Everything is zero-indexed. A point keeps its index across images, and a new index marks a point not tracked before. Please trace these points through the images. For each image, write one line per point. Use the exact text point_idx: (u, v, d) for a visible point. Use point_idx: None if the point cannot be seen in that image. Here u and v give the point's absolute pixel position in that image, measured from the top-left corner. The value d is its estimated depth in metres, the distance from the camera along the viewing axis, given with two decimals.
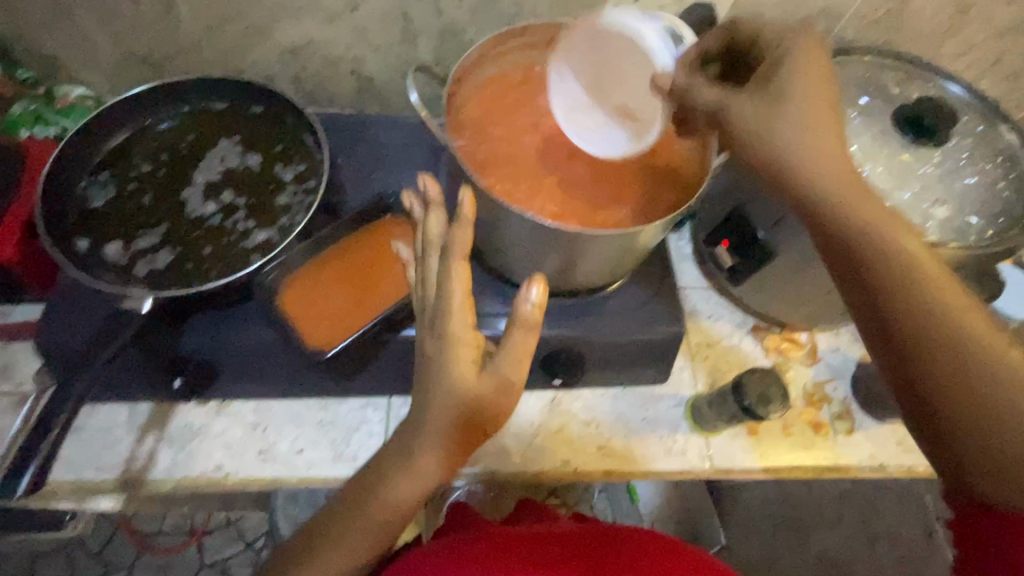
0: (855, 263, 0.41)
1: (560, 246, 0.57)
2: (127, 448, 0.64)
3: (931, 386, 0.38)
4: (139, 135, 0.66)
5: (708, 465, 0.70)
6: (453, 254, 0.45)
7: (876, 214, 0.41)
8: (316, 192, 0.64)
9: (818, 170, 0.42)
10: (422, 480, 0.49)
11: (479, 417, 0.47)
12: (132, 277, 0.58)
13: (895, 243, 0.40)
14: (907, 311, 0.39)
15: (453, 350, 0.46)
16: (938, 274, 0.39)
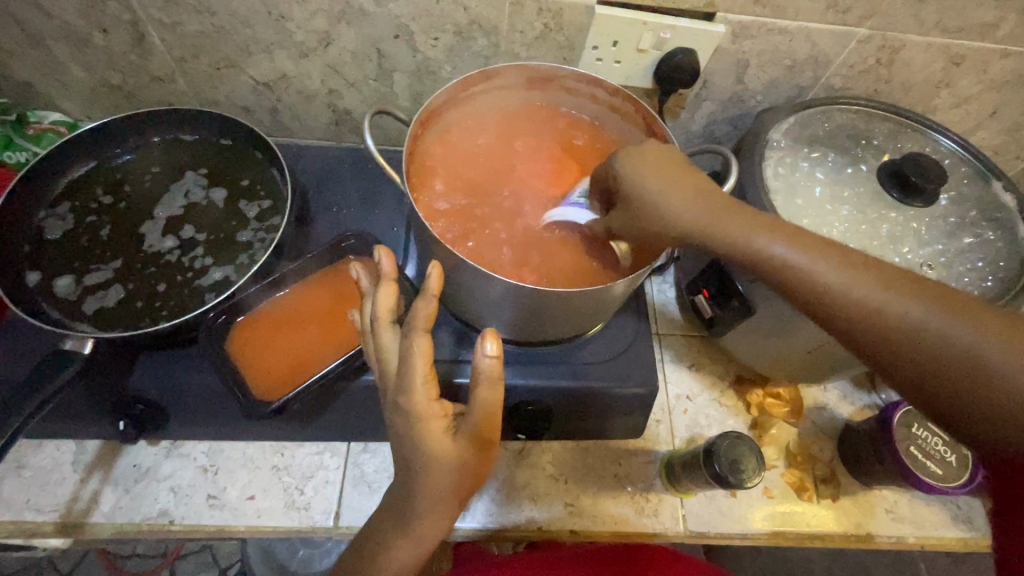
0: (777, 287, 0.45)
1: (523, 299, 0.54)
2: (70, 489, 0.61)
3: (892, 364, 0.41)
4: (104, 165, 0.65)
5: (683, 528, 0.67)
6: (415, 327, 0.42)
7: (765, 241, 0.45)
8: (278, 230, 0.62)
9: (701, 220, 0.46)
10: (417, 545, 0.50)
11: (466, 484, 0.47)
12: (79, 315, 0.56)
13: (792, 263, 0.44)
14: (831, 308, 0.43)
15: (422, 429, 0.43)
16: (857, 272, 0.42)
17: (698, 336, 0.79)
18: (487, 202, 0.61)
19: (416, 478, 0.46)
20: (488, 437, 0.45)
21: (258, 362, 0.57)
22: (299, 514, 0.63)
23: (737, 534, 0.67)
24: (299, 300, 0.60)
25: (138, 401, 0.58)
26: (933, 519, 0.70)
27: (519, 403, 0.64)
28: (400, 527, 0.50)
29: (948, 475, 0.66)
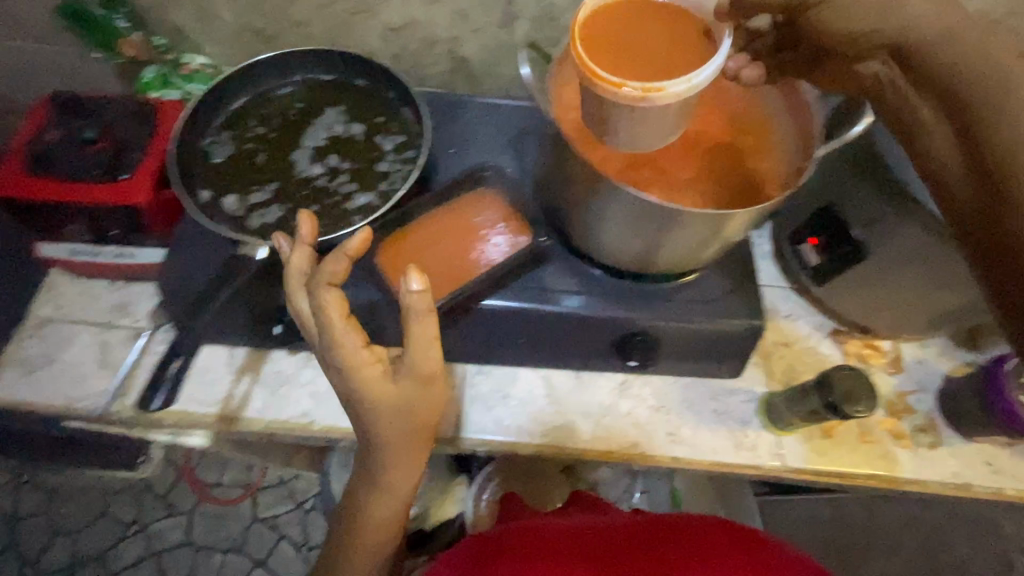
0: (941, 83, 0.44)
1: (649, 227, 0.57)
2: (226, 387, 0.69)
3: (1005, 191, 0.39)
4: (256, 100, 0.71)
5: (781, 464, 0.70)
6: (321, 283, 0.46)
7: (962, 44, 0.43)
8: (414, 163, 0.67)
9: (904, 5, 0.44)
10: (391, 494, 0.60)
11: (422, 415, 0.53)
12: (246, 228, 0.62)
13: (972, 59, 0.42)
14: (980, 118, 0.41)
15: (360, 376, 0.49)
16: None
17: (796, 288, 0.80)
18: None
19: (376, 430, 0.53)
20: (427, 370, 0.49)
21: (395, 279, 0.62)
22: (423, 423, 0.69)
23: (834, 472, 0.70)
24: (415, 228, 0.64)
25: None
26: None
27: (628, 335, 0.67)
28: (371, 484, 0.59)
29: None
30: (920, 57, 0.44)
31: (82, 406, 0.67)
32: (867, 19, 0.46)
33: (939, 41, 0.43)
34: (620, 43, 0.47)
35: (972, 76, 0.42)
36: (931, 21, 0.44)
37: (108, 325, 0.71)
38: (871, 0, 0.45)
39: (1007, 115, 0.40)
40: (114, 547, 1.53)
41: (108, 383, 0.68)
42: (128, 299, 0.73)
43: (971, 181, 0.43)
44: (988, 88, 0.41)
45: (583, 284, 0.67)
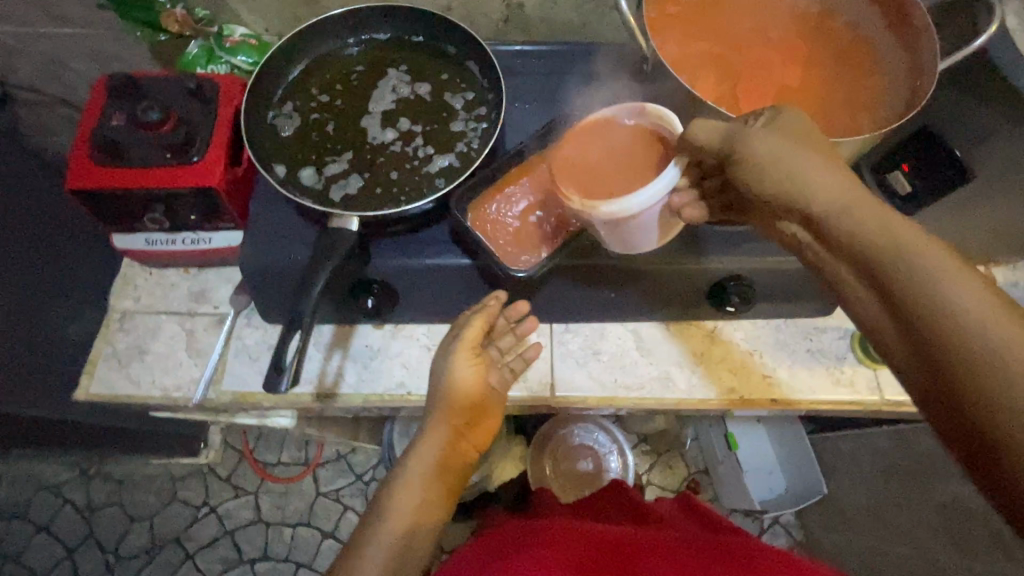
0: (863, 260, 0.39)
1: None
2: (318, 365, 0.69)
3: (934, 348, 0.34)
4: (314, 67, 0.68)
5: (879, 397, 0.69)
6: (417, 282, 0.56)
7: (916, 243, 0.37)
8: (489, 120, 0.65)
9: (828, 209, 0.41)
10: (414, 491, 0.57)
11: (479, 405, 0.62)
12: (328, 200, 0.60)
13: (943, 278, 0.35)
14: (901, 266, 0.37)
15: (448, 343, 0.63)
16: (974, 283, 0.34)
17: None
18: (702, 69, 0.60)
19: (439, 401, 0.61)
20: (477, 333, 0.61)
21: (496, 232, 0.60)
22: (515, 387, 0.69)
23: None
24: (500, 186, 0.61)
25: (375, 281, 0.64)
26: None
27: (724, 283, 0.65)
28: (416, 465, 0.58)
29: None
30: (841, 227, 0.40)
31: (179, 394, 0.67)
32: (772, 186, 0.44)
33: (843, 200, 0.41)
34: (596, 158, 0.54)
35: (890, 246, 0.37)
36: (829, 193, 0.42)
37: (190, 312, 0.71)
38: (768, 158, 0.44)
39: (925, 259, 0.36)
40: (189, 528, 1.59)
41: (201, 370, 0.68)
42: (206, 286, 0.72)
43: (897, 329, 0.37)
44: (891, 250, 0.37)
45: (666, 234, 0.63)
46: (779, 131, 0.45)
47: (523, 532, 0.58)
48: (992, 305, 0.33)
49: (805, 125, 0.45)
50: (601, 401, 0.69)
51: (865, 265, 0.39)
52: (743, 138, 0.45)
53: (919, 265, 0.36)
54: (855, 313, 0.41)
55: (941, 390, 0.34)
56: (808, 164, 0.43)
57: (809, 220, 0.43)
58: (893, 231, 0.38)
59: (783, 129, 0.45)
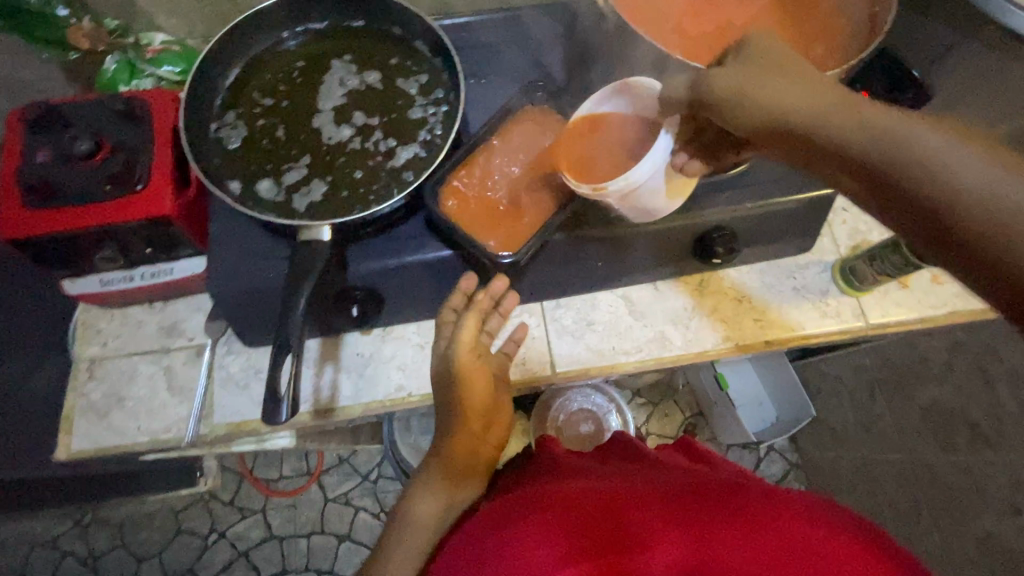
0: (866, 162, 0.38)
1: None
2: (311, 381, 0.66)
3: (965, 231, 0.33)
4: (252, 69, 0.63)
5: (865, 322, 0.72)
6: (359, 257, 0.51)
7: (921, 134, 0.35)
8: (449, 102, 0.61)
9: (819, 121, 0.40)
10: (434, 488, 0.57)
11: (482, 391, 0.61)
12: (293, 211, 0.57)
13: (955, 160, 0.34)
14: (910, 158, 0.35)
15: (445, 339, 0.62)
16: (990, 158, 0.33)
17: None
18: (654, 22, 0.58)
19: (445, 398, 0.61)
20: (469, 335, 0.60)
21: (466, 222, 0.58)
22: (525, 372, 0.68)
23: (916, 320, 0.72)
24: (467, 171, 0.60)
25: (356, 289, 0.62)
26: None
27: (705, 233, 0.65)
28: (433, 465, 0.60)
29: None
30: (835, 135, 0.39)
31: (169, 437, 0.64)
32: (757, 109, 0.43)
33: (830, 110, 0.40)
34: (604, 151, 0.56)
35: (890, 138, 0.36)
36: (804, 101, 0.41)
37: (164, 350, 0.67)
38: (738, 85, 0.44)
39: (936, 149, 0.34)
40: (201, 557, 1.57)
41: (188, 408, 0.65)
42: (176, 319, 0.68)
43: (919, 227, 0.35)
44: (882, 148, 0.37)
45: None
46: (751, 57, 0.44)
47: (508, 502, 0.51)
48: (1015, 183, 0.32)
49: (780, 46, 0.44)
50: (604, 369, 0.69)
51: (871, 167, 0.37)
52: (718, 75, 0.45)
53: (919, 153, 0.35)
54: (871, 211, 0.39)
55: (978, 275, 0.32)
56: (793, 83, 0.42)
57: (796, 136, 0.41)
58: (871, 128, 0.38)
59: (761, 53, 0.44)
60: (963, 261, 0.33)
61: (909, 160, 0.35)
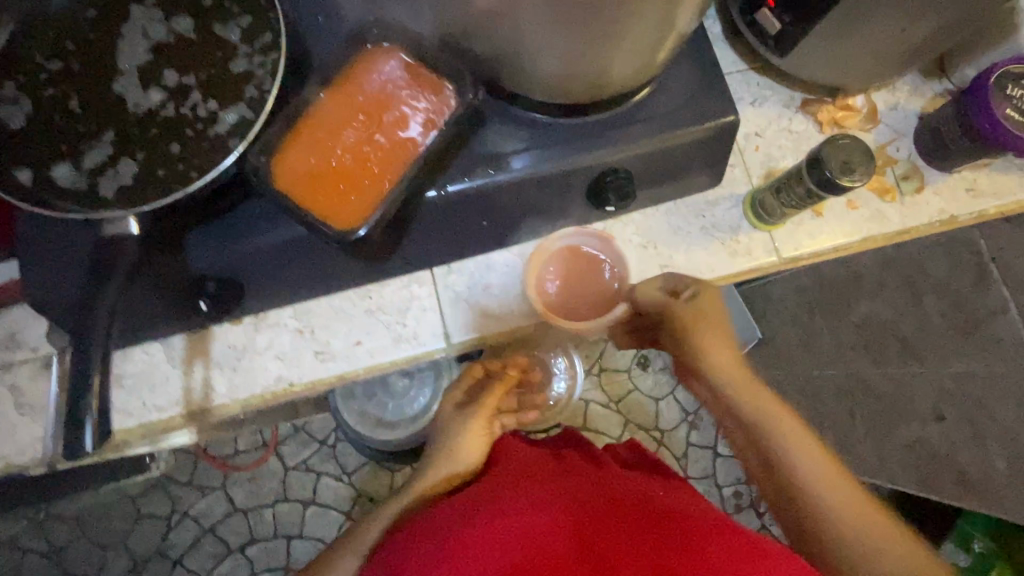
0: (774, 478, 0.54)
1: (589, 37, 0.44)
2: (180, 381, 0.60)
3: (801, 509, 0.52)
4: (30, 24, 0.51)
5: (776, 258, 0.68)
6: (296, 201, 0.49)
7: (795, 438, 0.54)
8: (277, 49, 0.51)
9: (724, 384, 0.58)
10: (456, 459, 0.66)
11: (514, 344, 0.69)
12: (99, 200, 0.48)
13: (816, 490, 0.52)
14: (800, 486, 0.52)
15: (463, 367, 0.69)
16: (831, 477, 0.52)
17: (757, 68, 0.72)
18: None
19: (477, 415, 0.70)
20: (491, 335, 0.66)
21: (305, 194, 0.49)
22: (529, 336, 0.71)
23: (827, 249, 0.69)
24: (300, 127, 0.50)
25: (206, 277, 0.55)
26: (1011, 185, 0.70)
27: (602, 175, 0.60)
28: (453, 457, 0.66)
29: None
30: (742, 405, 0.57)
31: (26, 459, 0.58)
32: (690, 359, 0.59)
33: (733, 380, 0.58)
34: (562, 267, 0.65)
35: (767, 430, 0.55)
36: (728, 372, 0.58)
37: (5, 365, 0.59)
38: (691, 325, 0.58)
39: (785, 446, 0.54)
40: (166, 538, 1.56)
41: (43, 426, 0.58)
42: (14, 328, 0.60)
43: (769, 488, 0.55)
44: (759, 423, 0.56)
45: (525, 140, 0.58)
46: (698, 308, 0.58)
47: (485, 505, 0.53)
48: (842, 503, 0.51)
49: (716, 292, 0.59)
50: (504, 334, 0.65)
51: (767, 454, 0.55)
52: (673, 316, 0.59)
53: (820, 487, 0.52)
54: (763, 490, 0.56)
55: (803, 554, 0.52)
56: (715, 346, 0.58)
57: (715, 392, 0.59)
58: (760, 410, 0.56)
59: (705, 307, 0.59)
60: (783, 521, 0.54)
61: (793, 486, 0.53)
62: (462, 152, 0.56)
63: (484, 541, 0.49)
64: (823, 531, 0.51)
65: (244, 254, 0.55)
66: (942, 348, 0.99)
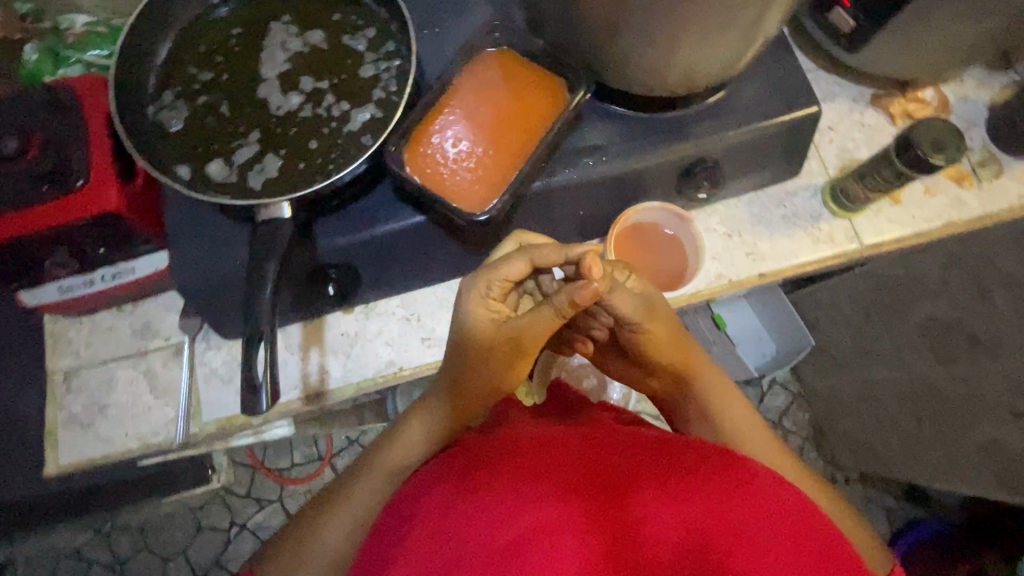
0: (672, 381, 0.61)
1: (691, 42, 0.49)
2: (298, 367, 0.64)
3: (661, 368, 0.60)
4: (184, 41, 0.58)
5: (859, 244, 0.70)
6: (449, 196, 0.54)
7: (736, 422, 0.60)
8: (400, 55, 0.57)
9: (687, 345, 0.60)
10: (423, 428, 0.57)
11: (476, 372, 0.55)
12: (250, 191, 0.53)
13: (704, 391, 0.61)
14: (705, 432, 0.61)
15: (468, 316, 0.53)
16: (718, 397, 0.61)
17: (824, 67, 0.75)
18: None
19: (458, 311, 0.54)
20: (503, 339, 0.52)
21: (438, 184, 0.54)
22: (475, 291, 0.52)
23: (908, 234, 0.70)
24: (433, 120, 0.55)
25: (331, 267, 0.59)
26: None
27: (691, 166, 0.63)
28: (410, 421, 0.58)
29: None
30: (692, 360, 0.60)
31: (160, 439, 0.62)
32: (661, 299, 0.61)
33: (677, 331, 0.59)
34: (648, 238, 0.68)
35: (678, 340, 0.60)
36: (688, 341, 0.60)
37: (141, 352, 0.64)
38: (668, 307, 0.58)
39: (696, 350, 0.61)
40: (226, 551, 1.58)
41: (175, 408, 0.63)
42: (149, 319, 0.65)
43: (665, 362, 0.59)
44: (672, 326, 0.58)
45: (614, 134, 0.61)
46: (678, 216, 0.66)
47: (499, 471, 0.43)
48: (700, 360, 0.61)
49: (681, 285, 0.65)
50: None
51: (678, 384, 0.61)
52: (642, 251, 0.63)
53: (718, 400, 0.60)
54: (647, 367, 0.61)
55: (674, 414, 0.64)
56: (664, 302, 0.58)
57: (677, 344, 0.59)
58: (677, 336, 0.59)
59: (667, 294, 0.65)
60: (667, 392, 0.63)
61: (710, 403, 0.61)
62: (558, 147, 0.60)
63: (501, 469, 0.43)
64: (713, 424, 0.60)
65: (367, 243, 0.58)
66: (1010, 342, 0.95)
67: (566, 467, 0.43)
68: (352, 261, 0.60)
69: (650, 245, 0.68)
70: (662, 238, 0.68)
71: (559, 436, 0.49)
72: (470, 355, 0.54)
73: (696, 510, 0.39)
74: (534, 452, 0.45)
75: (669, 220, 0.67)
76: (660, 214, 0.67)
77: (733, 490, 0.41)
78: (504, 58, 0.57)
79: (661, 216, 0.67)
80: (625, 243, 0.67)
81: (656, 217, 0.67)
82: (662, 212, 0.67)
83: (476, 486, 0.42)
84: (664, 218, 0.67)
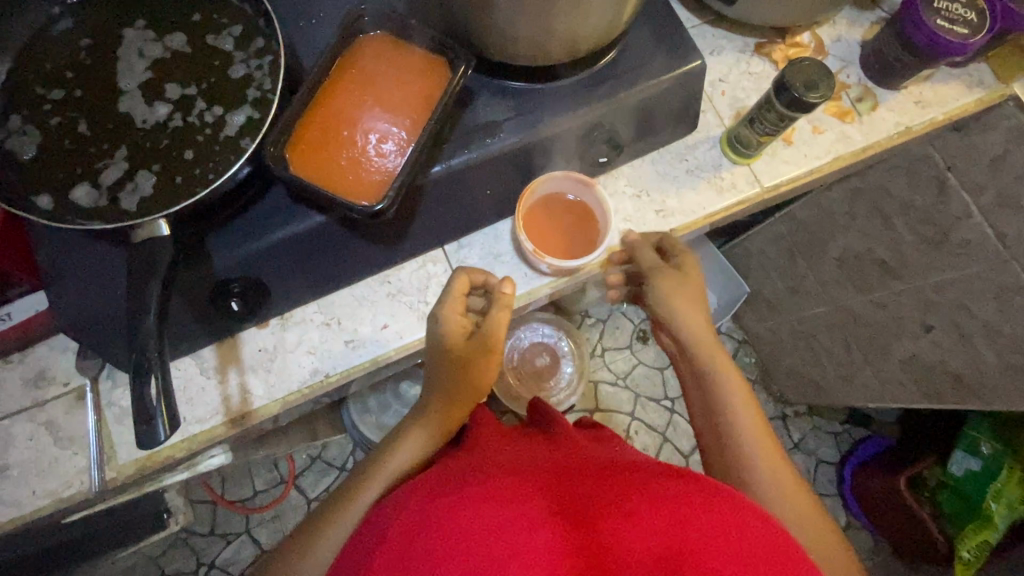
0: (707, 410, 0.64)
1: (564, 10, 0.49)
2: (217, 391, 0.61)
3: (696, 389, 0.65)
4: (26, 61, 0.53)
5: (760, 188, 0.73)
6: (340, 191, 0.52)
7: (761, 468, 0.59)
8: (271, 51, 0.54)
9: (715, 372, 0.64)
10: (406, 450, 0.61)
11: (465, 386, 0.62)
12: (122, 212, 0.50)
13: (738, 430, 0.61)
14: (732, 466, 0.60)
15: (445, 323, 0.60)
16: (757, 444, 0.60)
17: (708, 22, 0.77)
18: None
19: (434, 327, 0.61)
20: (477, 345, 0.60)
21: (325, 179, 0.52)
22: (447, 311, 0.60)
23: (803, 173, 0.74)
24: (311, 115, 0.53)
25: (231, 282, 0.56)
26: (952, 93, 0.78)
27: (588, 132, 0.64)
28: (395, 438, 0.63)
29: (981, 24, 0.68)
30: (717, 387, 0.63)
31: (73, 492, 0.58)
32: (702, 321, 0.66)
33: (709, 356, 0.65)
34: (552, 206, 0.69)
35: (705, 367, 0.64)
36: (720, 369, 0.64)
37: (38, 403, 0.59)
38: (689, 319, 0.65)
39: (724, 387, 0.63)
40: None
41: (86, 456, 0.58)
42: (41, 366, 0.60)
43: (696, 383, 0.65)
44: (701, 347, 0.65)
45: (509, 108, 0.60)
46: (577, 179, 0.68)
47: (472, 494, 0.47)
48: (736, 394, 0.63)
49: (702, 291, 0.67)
50: (524, 297, 0.69)
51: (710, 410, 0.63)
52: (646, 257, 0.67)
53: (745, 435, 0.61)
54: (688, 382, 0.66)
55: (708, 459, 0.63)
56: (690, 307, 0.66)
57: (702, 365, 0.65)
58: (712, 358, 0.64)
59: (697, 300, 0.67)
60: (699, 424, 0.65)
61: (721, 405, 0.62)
62: (452, 128, 0.59)
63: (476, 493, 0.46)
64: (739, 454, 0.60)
65: (265, 251, 0.55)
66: (913, 262, 1.01)
67: (537, 499, 0.46)
68: (256, 272, 0.57)
69: (557, 212, 0.69)
70: (568, 204, 0.69)
71: (539, 467, 0.53)
72: (443, 370, 0.61)
73: (660, 531, 0.42)
74: (506, 484, 0.48)
75: (568, 184, 0.68)
76: (556, 182, 0.68)
77: (694, 502, 0.45)
78: (382, 42, 0.56)
79: (559, 184, 0.68)
80: (535, 213, 0.68)
81: (555, 186, 0.68)
82: (561, 178, 0.68)
83: (444, 512, 0.44)
84: (562, 184, 0.68)
